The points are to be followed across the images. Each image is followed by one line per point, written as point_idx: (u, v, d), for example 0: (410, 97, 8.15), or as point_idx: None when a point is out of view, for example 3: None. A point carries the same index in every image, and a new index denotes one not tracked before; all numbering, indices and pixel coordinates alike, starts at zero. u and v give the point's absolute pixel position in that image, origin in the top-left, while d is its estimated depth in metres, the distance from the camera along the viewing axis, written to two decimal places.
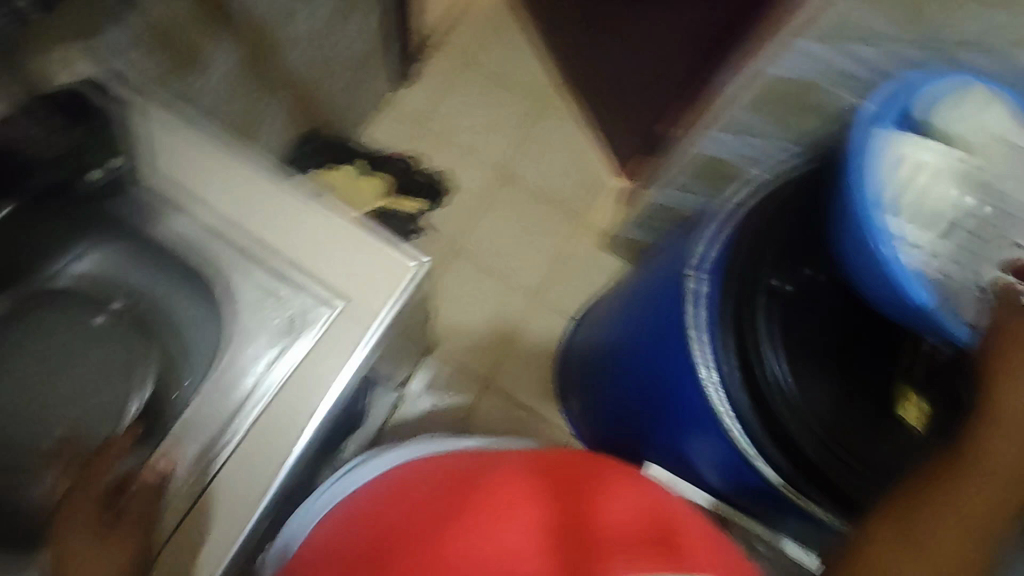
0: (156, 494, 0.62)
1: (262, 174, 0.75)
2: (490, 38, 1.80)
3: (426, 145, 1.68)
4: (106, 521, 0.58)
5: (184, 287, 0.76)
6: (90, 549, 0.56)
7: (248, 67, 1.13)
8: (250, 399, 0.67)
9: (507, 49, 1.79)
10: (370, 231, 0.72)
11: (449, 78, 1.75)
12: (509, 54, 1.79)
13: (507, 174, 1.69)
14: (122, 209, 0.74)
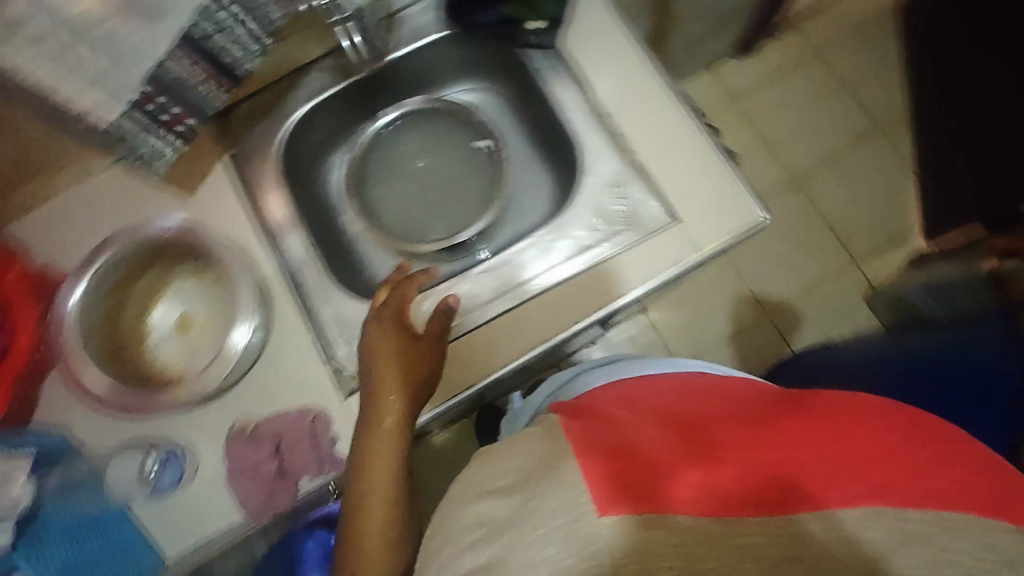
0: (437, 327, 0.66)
1: (657, 75, 0.75)
2: (852, 44, 1.62)
3: (734, 123, 1.59)
4: (409, 334, 0.64)
5: (546, 151, 0.85)
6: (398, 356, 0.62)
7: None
8: (568, 264, 0.72)
9: (863, 62, 1.61)
10: (732, 171, 0.72)
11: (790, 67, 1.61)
12: (863, 68, 1.61)
13: (799, 186, 1.56)
14: (533, 58, 0.77)
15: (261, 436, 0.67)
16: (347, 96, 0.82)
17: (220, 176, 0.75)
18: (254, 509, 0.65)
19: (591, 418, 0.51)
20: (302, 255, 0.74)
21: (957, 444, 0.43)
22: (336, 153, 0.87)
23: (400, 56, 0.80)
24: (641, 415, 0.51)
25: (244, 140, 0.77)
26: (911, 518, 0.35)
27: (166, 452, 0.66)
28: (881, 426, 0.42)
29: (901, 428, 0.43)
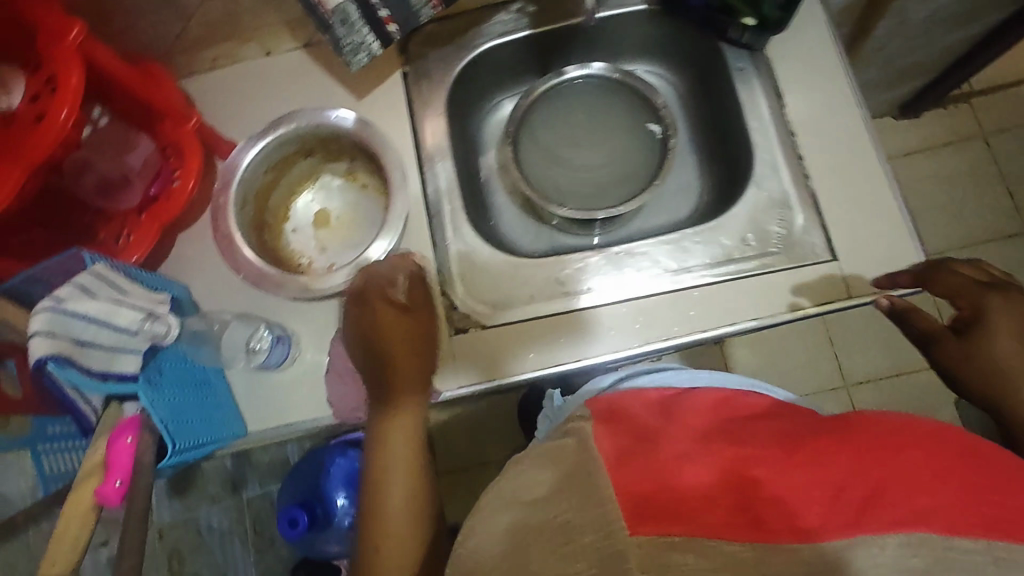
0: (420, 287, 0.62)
1: (856, 104, 0.71)
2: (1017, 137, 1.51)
3: None
4: (398, 300, 0.60)
5: (710, 155, 0.82)
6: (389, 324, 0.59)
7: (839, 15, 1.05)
8: (712, 270, 0.69)
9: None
10: (907, 225, 0.68)
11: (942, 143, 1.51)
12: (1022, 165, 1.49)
13: None
14: (732, 56, 0.74)
15: None
16: (531, 45, 0.80)
17: (391, 91, 0.76)
18: (343, 409, 0.66)
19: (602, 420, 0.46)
20: (447, 187, 0.74)
21: (978, 459, 0.39)
22: (499, 98, 0.86)
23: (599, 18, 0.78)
24: (647, 417, 0.47)
25: (421, 61, 0.78)
26: (934, 546, 0.33)
27: (280, 332, 0.67)
28: (896, 443, 0.38)
29: (916, 442, 0.38)
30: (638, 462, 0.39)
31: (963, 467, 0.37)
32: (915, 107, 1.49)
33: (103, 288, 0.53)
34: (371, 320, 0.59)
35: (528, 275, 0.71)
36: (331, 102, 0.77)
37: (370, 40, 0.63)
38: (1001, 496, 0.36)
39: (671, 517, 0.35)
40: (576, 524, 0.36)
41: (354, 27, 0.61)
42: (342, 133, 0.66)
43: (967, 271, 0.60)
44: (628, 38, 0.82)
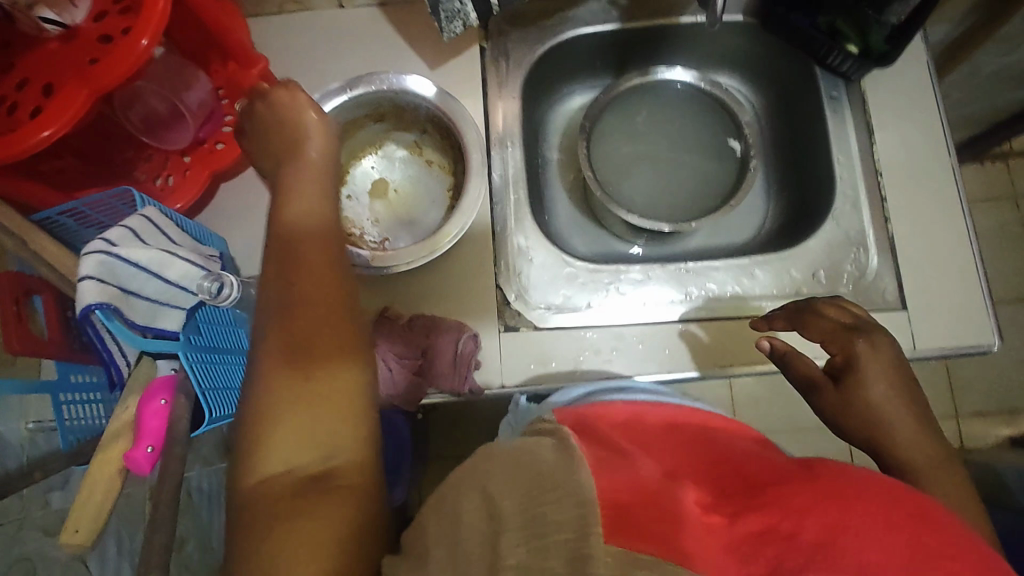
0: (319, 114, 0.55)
1: (946, 149, 0.68)
2: None
3: None
4: (305, 121, 0.54)
5: (782, 182, 0.79)
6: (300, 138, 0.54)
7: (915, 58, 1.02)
8: (778, 301, 0.67)
9: None
10: (982, 283, 0.65)
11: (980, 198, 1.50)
12: None
13: None
14: (826, 84, 0.71)
15: (414, 326, 0.64)
16: (618, 39, 0.76)
17: (466, 65, 0.72)
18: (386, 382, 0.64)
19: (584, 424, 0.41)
20: (513, 175, 0.71)
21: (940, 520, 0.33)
22: (572, 89, 0.82)
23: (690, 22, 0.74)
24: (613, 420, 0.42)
25: (501, 39, 0.74)
26: None
27: None
28: (848, 497, 0.33)
29: (871, 494, 0.33)
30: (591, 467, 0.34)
31: (918, 525, 0.32)
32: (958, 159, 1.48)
33: (153, 233, 0.49)
34: (283, 121, 0.54)
35: (589, 279, 0.68)
36: (400, 68, 0.72)
37: (468, 9, 0.60)
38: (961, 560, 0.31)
39: (629, 535, 0.30)
40: (556, 515, 0.31)
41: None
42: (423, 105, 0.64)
43: (833, 314, 0.59)
44: (717, 47, 0.78)
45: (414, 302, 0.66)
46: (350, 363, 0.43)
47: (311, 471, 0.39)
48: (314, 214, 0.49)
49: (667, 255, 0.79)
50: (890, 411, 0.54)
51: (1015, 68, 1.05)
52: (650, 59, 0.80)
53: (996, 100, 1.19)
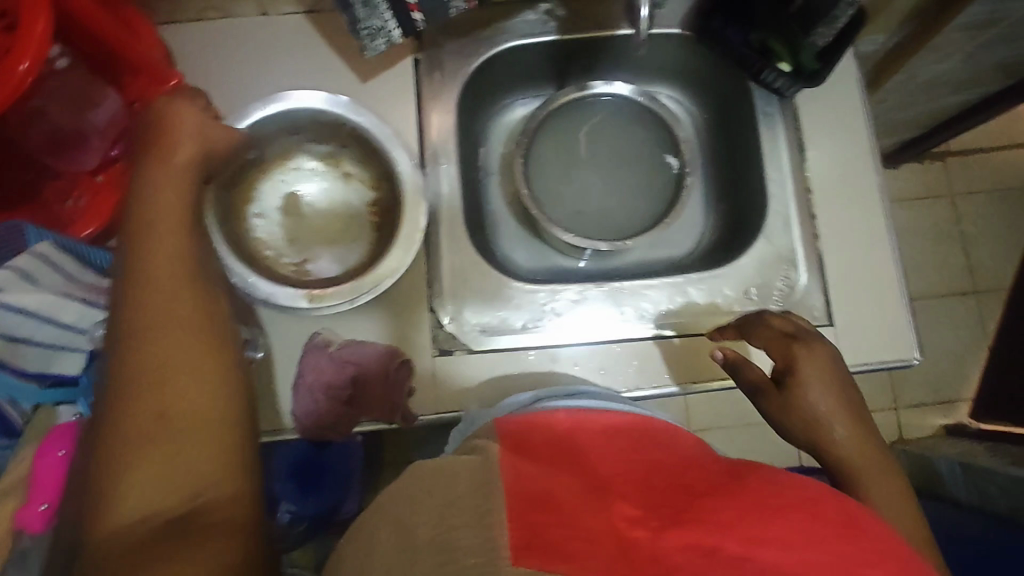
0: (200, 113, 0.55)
1: (872, 165, 0.69)
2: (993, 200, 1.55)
3: None
4: (181, 121, 0.54)
5: (719, 196, 0.80)
6: (169, 136, 0.53)
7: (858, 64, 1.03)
8: (710, 321, 0.68)
9: (996, 223, 1.54)
10: (905, 298, 0.67)
11: (921, 197, 1.54)
12: (993, 228, 1.53)
13: None
14: (760, 100, 0.71)
15: (338, 358, 0.62)
16: (555, 52, 0.75)
17: (397, 80, 0.70)
18: (306, 423, 0.62)
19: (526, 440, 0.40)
20: (448, 195, 0.69)
21: (859, 535, 0.36)
22: (512, 101, 0.81)
23: (626, 36, 0.73)
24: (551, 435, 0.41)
25: (434, 52, 0.71)
26: None
27: (248, 337, 0.62)
28: (772, 508, 0.35)
29: (797, 502, 0.36)
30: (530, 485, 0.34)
31: (841, 536, 0.34)
32: (899, 159, 1.52)
33: (48, 272, 0.46)
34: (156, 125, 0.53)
35: (525, 300, 0.68)
36: (327, 82, 0.69)
37: (390, 26, 0.57)
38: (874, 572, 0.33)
39: (556, 555, 0.30)
40: (462, 539, 0.32)
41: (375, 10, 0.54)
42: (347, 121, 0.66)
43: (778, 324, 0.61)
44: (656, 59, 0.77)
45: (344, 328, 0.64)
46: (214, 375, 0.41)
47: (171, 509, 0.36)
48: (174, 213, 0.48)
49: (606, 270, 0.78)
50: (831, 413, 0.56)
51: (950, 74, 1.07)
52: (588, 70, 0.79)
53: (929, 106, 1.23)
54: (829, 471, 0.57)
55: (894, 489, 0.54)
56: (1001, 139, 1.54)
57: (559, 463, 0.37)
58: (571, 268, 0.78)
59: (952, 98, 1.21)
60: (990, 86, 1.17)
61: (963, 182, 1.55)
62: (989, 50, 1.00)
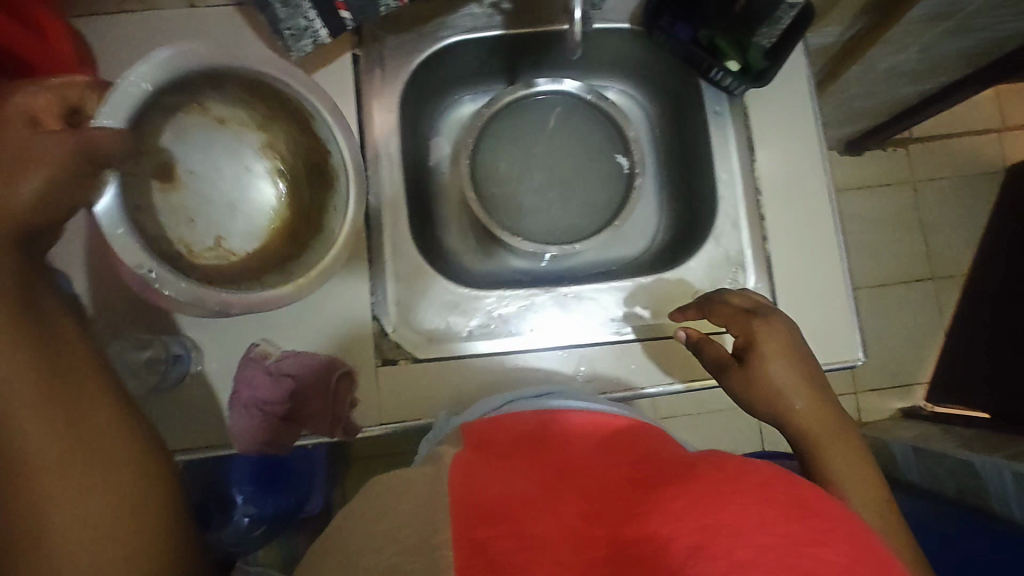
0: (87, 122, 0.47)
1: (821, 163, 0.68)
2: (953, 186, 1.56)
3: None
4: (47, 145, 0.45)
5: (673, 194, 0.79)
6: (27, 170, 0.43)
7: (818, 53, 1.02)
8: (657, 325, 0.67)
9: (956, 209, 1.56)
10: (851, 298, 0.67)
11: (883, 184, 1.56)
12: (953, 214, 1.55)
13: None
14: (710, 98, 0.70)
15: (275, 371, 0.60)
16: (504, 46, 0.73)
17: (336, 77, 0.67)
18: (246, 440, 0.60)
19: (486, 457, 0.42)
20: (391, 198, 0.67)
21: (805, 509, 0.36)
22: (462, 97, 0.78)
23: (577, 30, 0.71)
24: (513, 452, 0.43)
25: (375, 47, 0.68)
26: None
27: (177, 352, 0.60)
28: (719, 494, 0.35)
29: (746, 488, 0.36)
30: (484, 502, 0.36)
31: (789, 515, 0.35)
32: (861, 146, 1.53)
33: None
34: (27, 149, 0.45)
35: (471, 308, 0.67)
36: None
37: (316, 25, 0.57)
38: (824, 544, 0.34)
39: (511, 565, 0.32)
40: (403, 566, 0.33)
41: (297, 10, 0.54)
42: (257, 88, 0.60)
43: (736, 300, 0.62)
44: (608, 52, 0.75)
45: (283, 338, 0.62)
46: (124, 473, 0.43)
47: None
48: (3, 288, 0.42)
49: (559, 270, 0.77)
50: (788, 385, 0.57)
51: (909, 64, 1.06)
52: (539, 64, 0.76)
53: (888, 95, 1.23)
54: (795, 443, 0.57)
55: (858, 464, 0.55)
56: (962, 125, 1.55)
57: (515, 478, 0.39)
58: (524, 269, 0.77)
59: (910, 87, 1.21)
60: (946, 75, 1.17)
61: (924, 168, 1.56)
62: (947, 41, 0.99)
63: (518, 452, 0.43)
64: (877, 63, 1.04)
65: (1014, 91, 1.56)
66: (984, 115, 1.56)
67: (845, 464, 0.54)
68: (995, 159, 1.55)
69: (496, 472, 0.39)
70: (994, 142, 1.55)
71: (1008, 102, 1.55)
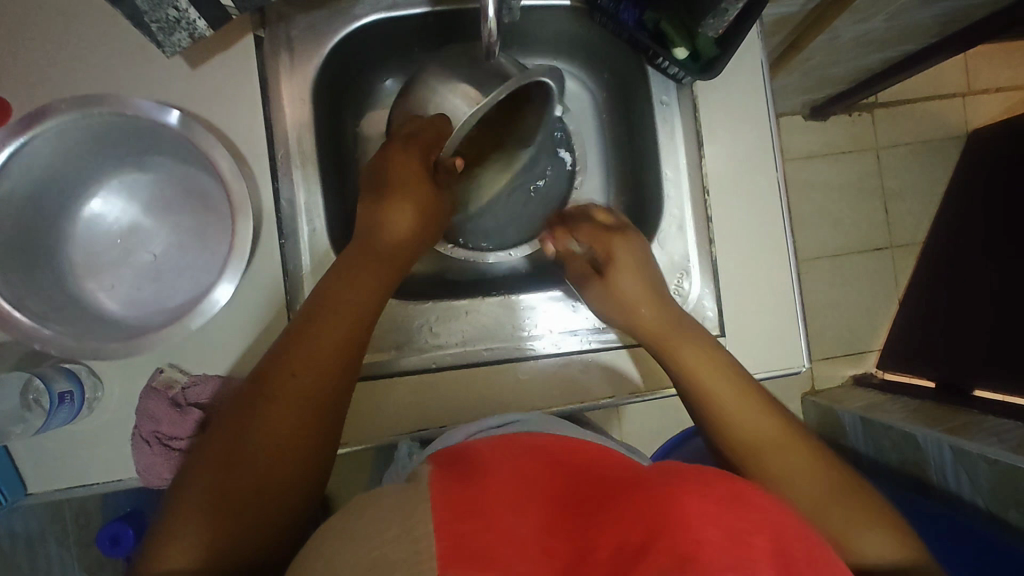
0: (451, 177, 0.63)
1: (771, 159, 0.64)
2: (916, 154, 1.54)
3: None
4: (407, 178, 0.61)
5: (619, 186, 0.73)
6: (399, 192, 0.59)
7: (781, 24, 0.95)
8: (598, 335, 0.64)
9: (917, 177, 1.54)
10: (798, 303, 0.64)
11: (846, 151, 1.53)
12: (914, 182, 1.54)
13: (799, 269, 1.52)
14: (657, 87, 0.65)
15: (183, 401, 0.55)
16: (433, 23, 0.65)
17: (235, 64, 0.58)
18: (151, 478, 0.55)
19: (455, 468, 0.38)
20: (307, 203, 0.61)
21: (746, 498, 0.36)
22: (389, 84, 0.71)
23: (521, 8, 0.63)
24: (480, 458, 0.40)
25: (282, 26, 0.60)
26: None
27: (64, 390, 0.53)
28: (672, 491, 0.34)
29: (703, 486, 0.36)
30: (452, 500, 0.33)
31: (732, 506, 0.34)
32: (825, 113, 1.49)
33: None
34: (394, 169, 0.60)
35: (400, 321, 0.63)
36: (146, 66, 0.57)
37: (192, 19, 0.53)
38: (753, 530, 0.33)
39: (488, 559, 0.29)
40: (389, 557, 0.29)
41: (165, 2, 0.50)
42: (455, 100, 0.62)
43: (598, 217, 0.67)
44: (550, 31, 0.68)
45: (189, 362, 0.57)
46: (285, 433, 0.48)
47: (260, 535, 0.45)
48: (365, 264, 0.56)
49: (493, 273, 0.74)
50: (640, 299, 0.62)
51: (873, 33, 1.01)
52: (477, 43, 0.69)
53: (849, 64, 1.18)
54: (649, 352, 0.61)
55: (743, 397, 0.57)
56: (927, 91, 1.52)
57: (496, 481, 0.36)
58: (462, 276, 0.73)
59: (872, 57, 1.16)
60: (907, 43, 1.12)
61: (888, 135, 1.53)
62: (914, 11, 0.94)
63: (487, 457, 0.40)
64: (843, 35, 0.98)
65: (981, 54, 1.51)
66: (950, 80, 1.52)
67: (727, 393, 0.57)
68: (959, 124, 1.52)
69: (471, 477, 0.36)
70: (958, 107, 1.52)
71: (974, 68, 1.52)
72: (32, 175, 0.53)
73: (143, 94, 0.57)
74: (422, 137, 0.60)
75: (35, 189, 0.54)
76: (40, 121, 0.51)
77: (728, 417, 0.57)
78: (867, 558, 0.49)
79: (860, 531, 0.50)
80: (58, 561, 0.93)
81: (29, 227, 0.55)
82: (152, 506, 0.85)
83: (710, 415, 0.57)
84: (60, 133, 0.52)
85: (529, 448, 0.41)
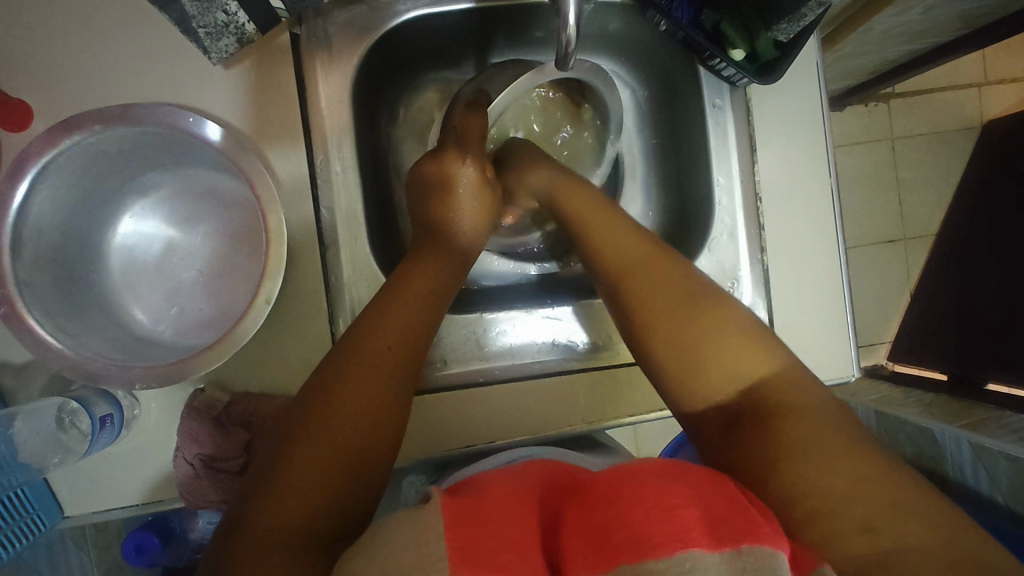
0: (487, 184, 0.62)
1: (825, 158, 0.62)
2: None
3: None
4: (459, 176, 0.60)
5: (662, 188, 0.72)
6: (456, 201, 0.60)
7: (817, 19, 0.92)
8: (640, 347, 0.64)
9: None
10: (849, 311, 0.62)
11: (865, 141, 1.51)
12: None
13: None
14: (709, 89, 0.63)
15: (226, 420, 0.53)
16: (477, 19, 0.62)
17: (273, 64, 0.55)
18: (196, 499, 0.54)
19: (465, 490, 0.40)
20: (345, 210, 0.58)
21: (697, 481, 0.36)
22: (426, 81, 0.68)
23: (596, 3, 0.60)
24: (498, 482, 0.42)
25: (319, 23, 0.56)
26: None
27: (104, 414, 0.51)
28: (622, 480, 0.36)
29: (664, 471, 0.37)
30: (459, 505, 0.35)
31: (679, 487, 0.34)
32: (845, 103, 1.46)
33: None
34: (436, 179, 0.60)
35: (443, 332, 0.62)
36: (177, 67, 0.53)
37: (238, 22, 0.51)
38: (687, 504, 0.33)
39: (467, 557, 0.31)
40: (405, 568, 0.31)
41: (214, 5, 0.49)
42: (524, 78, 0.58)
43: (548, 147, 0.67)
44: (593, 26, 0.65)
45: (226, 377, 0.55)
46: (349, 423, 0.43)
47: (311, 529, 0.39)
48: (433, 282, 0.54)
49: (504, 284, 0.72)
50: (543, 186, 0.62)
51: (906, 26, 0.98)
52: (515, 39, 0.67)
53: (876, 56, 1.15)
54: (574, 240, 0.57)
55: (660, 265, 0.50)
56: None
57: (513, 508, 0.37)
58: (478, 287, 0.71)
59: (901, 49, 1.13)
60: (937, 35, 1.09)
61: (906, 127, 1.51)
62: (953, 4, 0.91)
63: (506, 485, 0.41)
64: (877, 31, 0.96)
65: None
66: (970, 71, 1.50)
67: (610, 240, 0.54)
68: (973, 115, 1.41)
69: (492, 498, 0.38)
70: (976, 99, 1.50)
71: None
72: (45, 232, 0.51)
73: (175, 99, 0.54)
74: (471, 135, 0.60)
75: (56, 238, 0.52)
76: (25, 171, 0.48)
77: (613, 257, 0.53)
78: (715, 370, 0.44)
79: (720, 354, 0.44)
80: (77, 565, 0.91)
81: (64, 265, 0.53)
82: (177, 514, 0.82)
83: (592, 258, 0.54)
84: (56, 174, 0.50)
85: (542, 483, 0.42)
